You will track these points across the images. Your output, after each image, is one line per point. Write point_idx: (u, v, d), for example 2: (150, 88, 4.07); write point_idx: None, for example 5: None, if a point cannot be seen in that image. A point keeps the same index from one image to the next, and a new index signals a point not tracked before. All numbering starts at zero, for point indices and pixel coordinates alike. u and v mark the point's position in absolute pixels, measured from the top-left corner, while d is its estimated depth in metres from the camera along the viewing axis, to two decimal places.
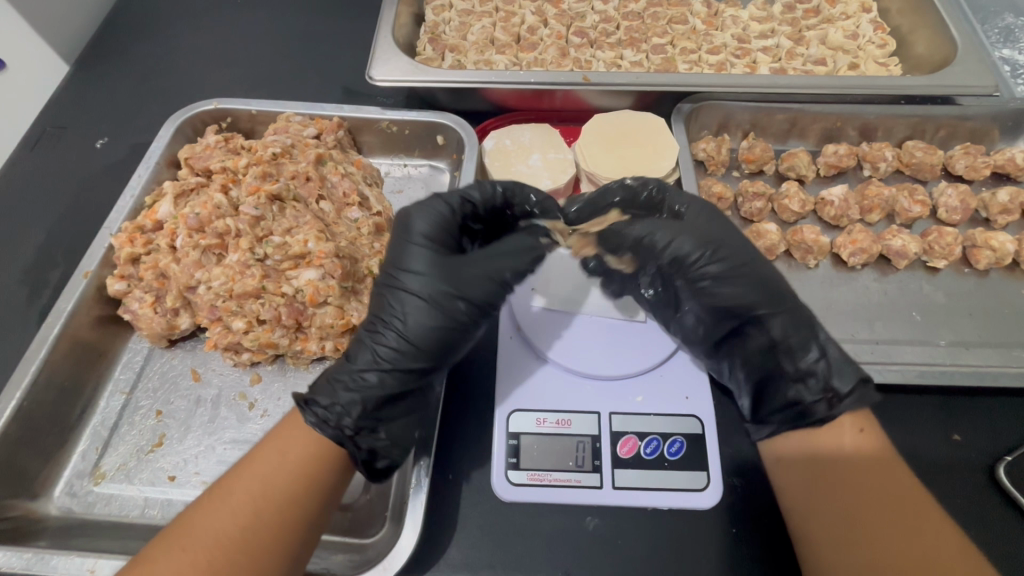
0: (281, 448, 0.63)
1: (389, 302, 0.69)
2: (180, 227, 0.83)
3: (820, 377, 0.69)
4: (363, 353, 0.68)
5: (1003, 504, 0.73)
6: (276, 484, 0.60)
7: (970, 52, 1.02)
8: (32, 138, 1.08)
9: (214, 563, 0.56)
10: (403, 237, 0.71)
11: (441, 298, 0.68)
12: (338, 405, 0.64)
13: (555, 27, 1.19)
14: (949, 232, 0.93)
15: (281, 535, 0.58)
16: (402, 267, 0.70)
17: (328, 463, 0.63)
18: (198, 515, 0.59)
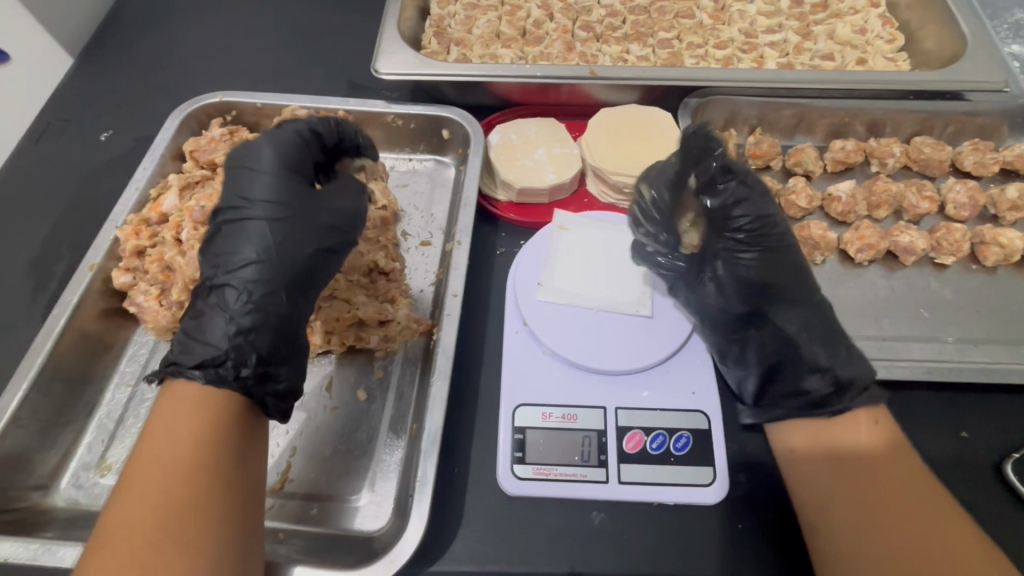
0: (172, 415, 0.57)
1: (233, 236, 0.67)
2: (186, 220, 0.85)
3: (802, 376, 0.73)
4: (219, 290, 0.65)
5: (1011, 501, 0.72)
6: (174, 452, 0.55)
7: (980, 47, 1.01)
8: (37, 131, 1.08)
9: (133, 552, 0.49)
10: (236, 175, 0.70)
11: (299, 220, 0.69)
12: (206, 344, 0.61)
13: (561, 21, 1.18)
14: (958, 228, 0.92)
15: (214, 450, 0.56)
16: (247, 203, 0.69)
17: (221, 416, 0.59)
18: (109, 516, 0.52)
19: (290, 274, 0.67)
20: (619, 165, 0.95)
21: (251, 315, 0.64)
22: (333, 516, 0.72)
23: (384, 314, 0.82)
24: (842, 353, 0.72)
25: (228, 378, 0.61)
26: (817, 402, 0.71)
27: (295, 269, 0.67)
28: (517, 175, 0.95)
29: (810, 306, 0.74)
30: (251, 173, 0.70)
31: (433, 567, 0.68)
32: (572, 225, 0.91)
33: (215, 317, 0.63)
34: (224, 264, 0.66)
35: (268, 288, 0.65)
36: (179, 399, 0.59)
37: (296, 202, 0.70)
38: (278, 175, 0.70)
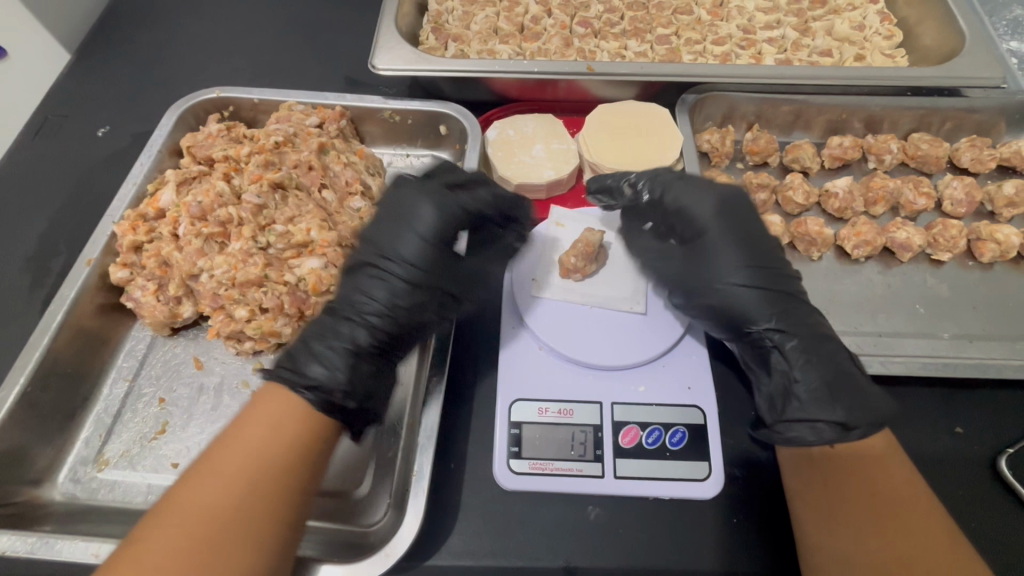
0: (275, 414, 0.60)
1: (370, 284, 0.71)
2: (182, 216, 0.83)
3: (797, 385, 0.69)
4: (346, 327, 0.68)
5: (1004, 495, 0.73)
6: (269, 451, 0.57)
7: (977, 44, 1.01)
8: (33, 126, 1.07)
9: (205, 537, 0.52)
10: (396, 227, 0.74)
11: (431, 288, 0.72)
12: (327, 368, 0.65)
13: (559, 17, 1.18)
14: (954, 225, 0.92)
15: (298, 465, 0.59)
16: (403, 248, 0.72)
17: (324, 435, 0.62)
18: (189, 491, 0.54)
19: (403, 328, 0.71)
20: (617, 161, 0.95)
21: (366, 357, 0.68)
22: (329, 510, 0.73)
23: None
24: (818, 357, 0.70)
25: (336, 407, 0.64)
26: (817, 429, 0.66)
27: (410, 323, 0.71)
28: (514, 171, 0.95)
29: (821, 331, 0.72)
30: (413, 229, 0.73)
31: (430, 560, 0.69)
32: (568, 220, 0.91)
33: (333, 348, 0.67)
34: (353, 305, 0.70)
35: (381, 335, 0.69)
36: (284, 399, 0.62)
37: (436, 263, 0.73)
38: (440, 238, 0.74)
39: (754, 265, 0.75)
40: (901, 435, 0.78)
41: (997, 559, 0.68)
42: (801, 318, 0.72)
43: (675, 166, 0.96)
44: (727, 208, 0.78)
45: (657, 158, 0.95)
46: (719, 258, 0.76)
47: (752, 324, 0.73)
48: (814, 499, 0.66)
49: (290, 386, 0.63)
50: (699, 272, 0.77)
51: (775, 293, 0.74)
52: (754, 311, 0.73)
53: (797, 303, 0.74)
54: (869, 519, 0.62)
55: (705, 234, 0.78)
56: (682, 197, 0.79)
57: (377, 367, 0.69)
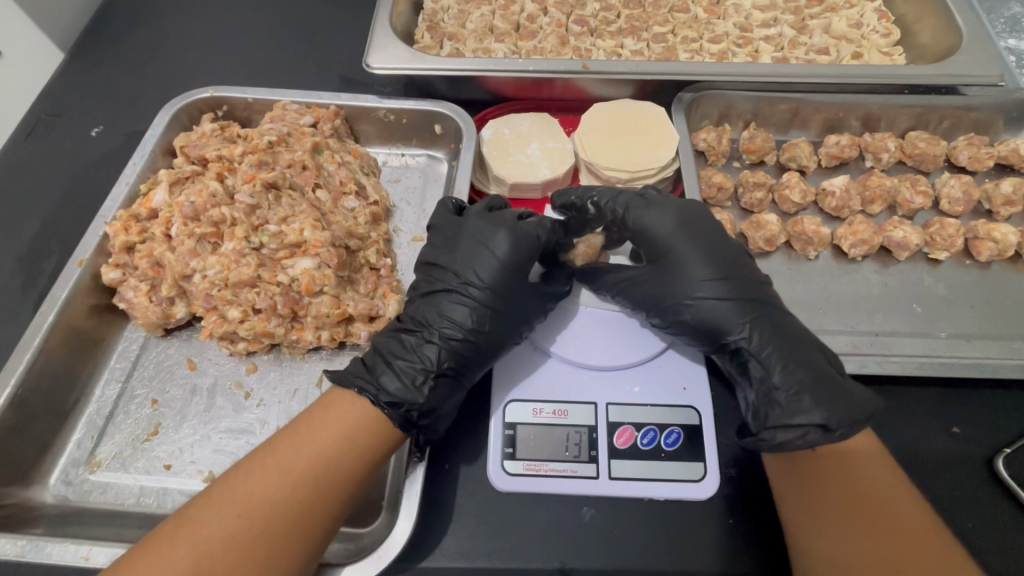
0: (346, 419, 0.65)
1: (448, 303, 0.74)
2: (175, 216, 0.83)
3: (777, 392, 0.68)
4: (424, 344, 0.71)
5: (1001, 495, 0.72)
6: (336, 454, 0.63)
7: (975, 41, 1.01)
8: (26, 126, 1.07)
9: (269, 529, 0.58)
10: (474, 250, 0.76)
11: (504, 313, 0.74)
12: (402, 383, 0.68)
13: (555, 15, 1.17)
14: (951, 223, 0.91)
15: (355, 477, 0.63)
16: (481, 271, 0.74)
17: (386, 445, 0.67)
18: (265, 463, 0.62)
19: (480, 354, 0.73)
20: (612, 160, 0.95)
21: (444, 379, 0.70)
22: None
23: (374, 310, 0.82)
24: (795, 358, 0.69)
25: (407, 424, 0.67)
26: (804, 435, 0.65)
27: (486, 348, 0.73)
28: (510, 170, 0.95)
29: (795, 334, 0.71)
30: (488, 254, 0.75)
31: (423, 562, 0.68)
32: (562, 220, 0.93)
33: (412, 365, 0.70)
34: (435, 326, 0.72)
35: (456, 359, 0.71)
36: (354, 403, 0.67)
37: (512, 293, 0.75)
38: (514, 266, 0.75)
39: (722, 274, 0.74)
40: (898, 435, 0.77)
41: (993, 560, 0.68)
42: (776, 323, 0.71)
43: (671, 165, 0.96)
44: (685, 220, 0.77)
45: (653, 157, 0.95)
46: (684, 274, 0.75)
47: (727, 333, 0.72)
48: (803, 500, 0.65)
49: (371, 398, 0.67)
50: (667, 289, 0.75)
51: (746, 301, 0.72)
52: (726, 321, 0.72)
53: (767, 304, 0.73)
54: (856, 519, 0.62)
55: (667, 251, 0.76)
56: (641, 215, 0.78)
57: (452, 388, 0.71)
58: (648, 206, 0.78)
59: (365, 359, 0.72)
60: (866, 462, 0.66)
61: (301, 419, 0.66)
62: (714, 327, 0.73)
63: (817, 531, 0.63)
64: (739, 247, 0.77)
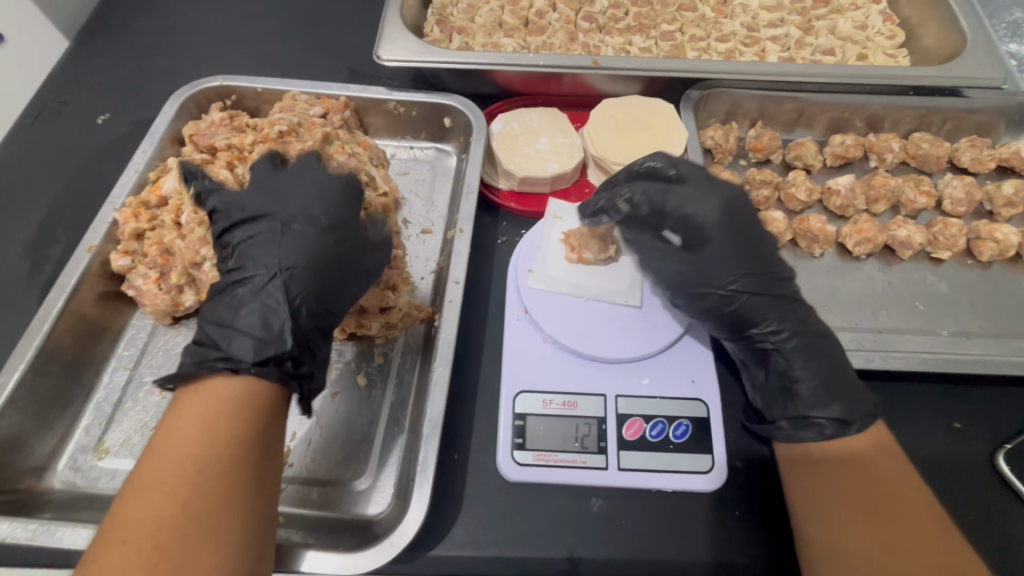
0: (211, 409, 0.57)
1: (278, 247, 0.70)
2: (185, 204, 0.83)
3: (802, 388, 0.71)
4: (265, 293, 0.67)
5: (1002, 490, 0.74)
6: (212, 447, 0.54)
7: (978, 44, 1.02)
8: (32, 113, 1.06)
9: (165, 552, 0.49)
10: (283, 187, 0.75)
11: (343, 239, 0.74)
12: (254, 338, 0.63)
13: (564, 11, 1.18)
14: (954, 223, 0.93)
15: (244, 462, 0.55)
16: (300, 212, 0.73)
17: (269, 417, 0.60)
18: (138, 489, 0.52)
19: (332, 288, 0.71)
20: (621, 155, 0.95)
21: (295, 318, 0.67)
22: (334, 501, 0.73)
23: (385, 301, 0.81)
24: (815, 356, 0.72)
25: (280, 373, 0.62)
26: (819, 430, 0.68)
27: (335, 277, 0.71)
28: (519, 163, 0.95)
29: (789, 296, 0.76)
30: (307, 194, 0.74)
31: (434, 551, 0.68)
32: (566, 214, 0.91)
33: (257, 312, 0.65)
34: (268, 264, 0.69)
35: (303, 296, 0.68)
36: (212, 391, 0.59)
37: (347, 218, 0.75)
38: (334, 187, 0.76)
39: (754, 266, 0.77)
40: (901, 430, 0.79)
41: (998, 552, 0.69)
42: (801, 318, 0.75)
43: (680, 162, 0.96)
44: (729, 210, 0.78)
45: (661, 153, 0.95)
46: (724, 253, 0.77)
47: (753, 323, 0.76)
48: (806, 488, 0.67)
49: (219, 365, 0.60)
50: (705, 270, 0.78)
51: (757, 293, 0.76)
52: (739, 309, 0.76)
53: (796, 304, 0.76)
54: (857, 508, 0.63)
55: (711, 236, 0.78)
56: (686, 205, 0.78)
57: (305, 323, 0.68)
58: (695, 194, 0.78)
59: (205, 326, 0.65)
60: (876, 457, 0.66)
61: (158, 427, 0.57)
62: (738, 312, 0.76)
63: (813, 517, 0.65)
64: (758, 232, 0.79)
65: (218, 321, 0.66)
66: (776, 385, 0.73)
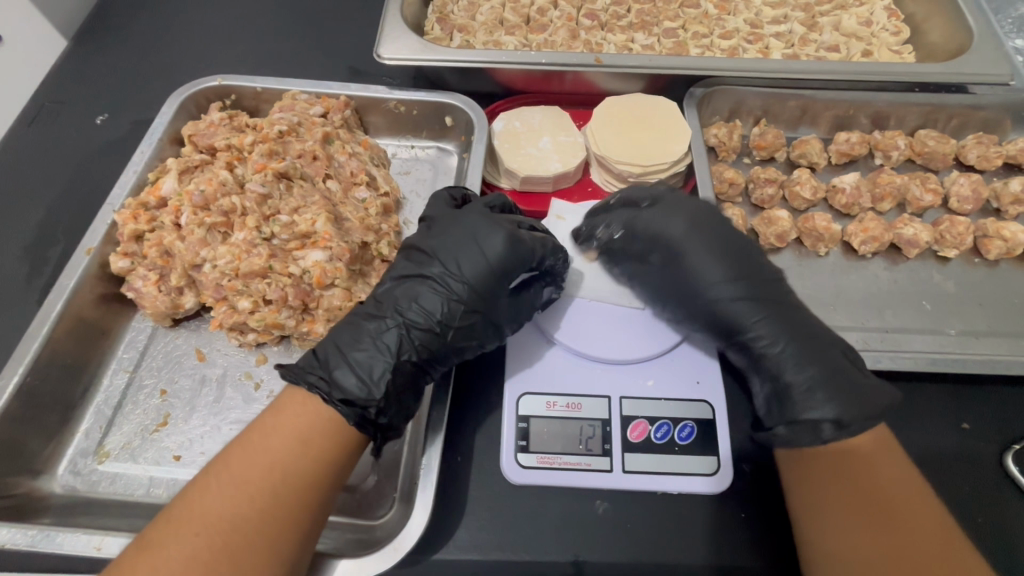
0: (299, 424, 0.62)
1: (418, 294, 0.70)
2: (184, 205, 0.82)
3: (796, 394, 0.69)
4: (389, 333, 0.68)
5: (1011, 491, 0.73)
6: (292, 462, 0.59)
7: (985, 40, 1.01)
8: (29, 114, 1.05)
9: (227, 546, 0.55)
10: (463, 244, 0.72)
11: (473, 308, 0.70)
12: (358, 379, 0.65)
13: (566, 9, 1.17)
14: (961, 221, 0.92)
15: (315, 482, 0.60)
16: (457, 270, 0.71)
17: (350, 449, 0.63)
18: (214, 484, 0.58)
19: (444, 351, 0.70)
20: (625, 153, 0.93)
21: (400, 367, 0.67)
22: (337, 504, 0.72)
23: None
24: (813, 361, 0.69)
25: (366, 423, 0.64)
26: (819, 431, 0.66)
27: (450, 345, 0.70)
28: (521, 163, 0.94)
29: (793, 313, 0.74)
30: (476, 250, 0.71)
31: (437, 555, 0.68)
32: (569, 214, 0.90)
33: (373, 354, 0.66)
34: (407, 313, 0.69)
35: (414, 353, 0.68)
36: (306, 407, 0.63)
37: (493, 295, 0.71)
38: (499, 270, 0.71)
39: (744, 271, 0.75)
40: (909, 430, 0.78)
41: (1008, 553, 0.68)
42: (788, 319, 0.72)
43: (684, 160, 0.95)
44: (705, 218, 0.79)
45: (665, 151, 0.94)
46: (708, 261, 0.76)
47: (742, 327, 0.73)
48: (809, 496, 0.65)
49: (323, 392, 0.63)
50: (694, 276, 0.77)
51: (744, 296, 0.74)
52: (721, 310, 0.74)
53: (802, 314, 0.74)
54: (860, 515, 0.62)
55: (679, 246, 0.77)
56: (654, 219, 0.80)
57: (407, 377, 0.68)
58: (669, 208, 0.79)
59: (327, 344, 0.67)
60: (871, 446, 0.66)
61: (252, 427, 0.62)
62: (727, 319, 0.74)
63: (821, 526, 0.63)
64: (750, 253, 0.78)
65: (338, 344, 0.68)
66: (776, 392, 0.71)
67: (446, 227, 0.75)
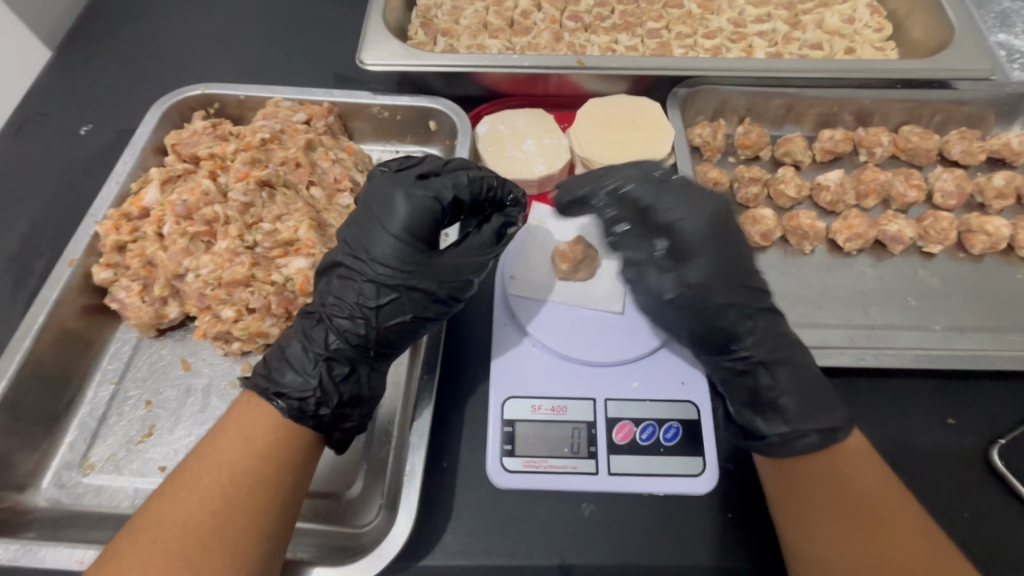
0: (250, 425, 0.62)
1: (339, 284, 0.69)
2: (167, 215, 0.82)
3: (777, 409, 0.69)
4: (320, 328, 0.68)
5: (998, 486, 0.73)
6: (243, 462, 0.60)
7: (966, 36, 1.01)
8: (12, 125, 1.05)
9: (184, 552, 0.54)
10: (367, 224, 0.69)
11: (399, 282, 0.68)
12: (294, 374, 0.65)
13: (549, 11, 1.17)
14: (945, 217, 0.92)
15: (269, 481, 0.60)
16: (368, 250, 0.68)
17: (298, 439, 0.64)
18: (171, 493, 0.58)
19: (378, 331, 0.68)
20: (608, 155, 0.93)
21: (335, 356, 0.68)
22: (322, 512, 0.72)
23: None
24: (799, 368, 0.70)
25: (308, 414, 0.64)
26: (803, 432, 0.66)
27: (383, 324, 0.68)
28: (505, 166, 0.94)
29: (768, 304, 0.74)
30: (382, 228, 0.68)
31: (422, 561, 0.68)
32: (549, 219, 0.89)
33: (304, 348, 0.68)
34: (328, 306, 0.69)
35: (343, 340, 0.68)
36: (256, 410, 0.64)
37: (417, 263, 0.68)
38: (409, 239, 0.68)
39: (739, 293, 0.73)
40: (894, 427, 0.78)
41: (994, 548, 0.69)
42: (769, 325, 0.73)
43: (667, 160, 0.95)
44: (718, 223, 0.73)
45: (648, 152, 0.94)
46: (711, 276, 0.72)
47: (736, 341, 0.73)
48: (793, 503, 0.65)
49: (263, 393, 0.64)
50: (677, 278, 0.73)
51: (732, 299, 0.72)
52: (715, 301, 0.72)
53: (775, 316, 0.74)
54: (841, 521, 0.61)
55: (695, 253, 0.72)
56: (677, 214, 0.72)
57: (347, 366, 0.68)
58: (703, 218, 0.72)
59: (268, 352, 0.69)
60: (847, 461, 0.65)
61: (207, 434, 0.63)
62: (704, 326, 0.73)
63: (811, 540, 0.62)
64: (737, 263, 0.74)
65: (277, 348, 0.69)
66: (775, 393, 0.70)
67: (354, 211, 0.72)
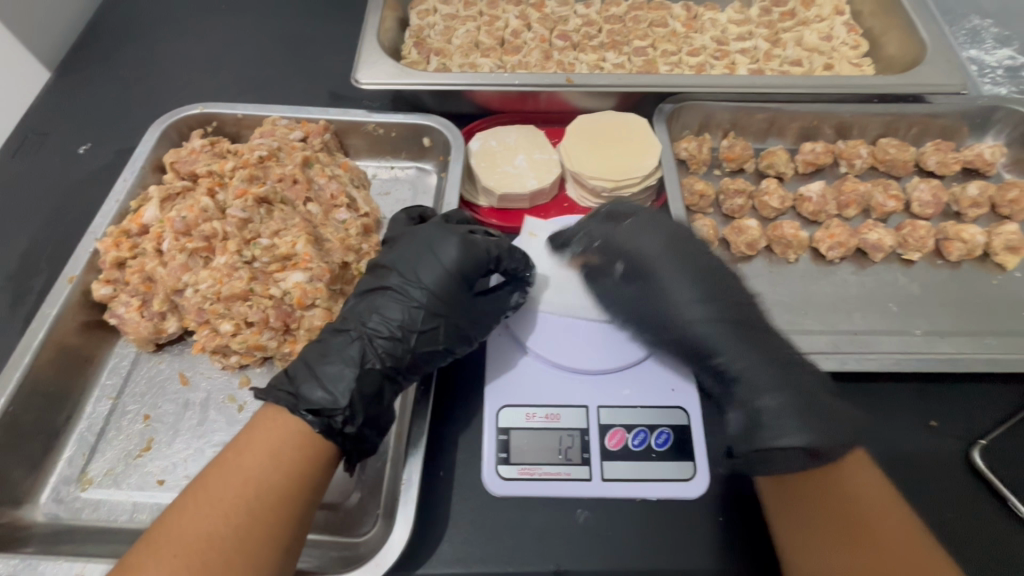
0: (275, 440, 0.63)
1: (381, 304, 0.74)
2: (166, 231, 0.84)
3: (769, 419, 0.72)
4: (356, 344, 0.70)
5: (980, 486, 0.75)
6: (267, 477, 0.61)
7: (938, 52, 1.06)
8: (12, 146, 1.07)
9: (204, 565, 0.55)
10: (417, 255, 0.76)
11: (435, 315, 0.74)
12: (325, 391, 0.67)
13: (538, 31, 1.21)
14: (922, 225, 0.95)
15: (291, 496, 0.61)
16: (415, 278, 0.75)
17: (321, 456, 0.65)
18: (193, 505, 0.59)
19: (410, 356, 0.73)
20: (598, 169, 0.96)
21: (368, 372, 0.70)
22: (320, 523, 0.73)
23: None
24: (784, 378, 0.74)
25: (336, 431, 0.65)
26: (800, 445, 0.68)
27: (414, 352, 0.73)
28: (497, 180, 0.97)
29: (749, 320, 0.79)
30: (433, 261, 0.75)
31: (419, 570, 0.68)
32: (541, 231, 0.93)
33: (337, 365, 0.69)
34: (370, 324, 0.72)
35: (380, 359, 0.71)
36: (282, 425, 0.65)
37: (456, 299, 0.75)
38: (454, 274, 0.75)
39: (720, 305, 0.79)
40: (879, 429, 0.80)
41: (978, 547, 0.70)
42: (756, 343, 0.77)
43: (654, 174, 0.98)
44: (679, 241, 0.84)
45: (636, 166, 0.96)
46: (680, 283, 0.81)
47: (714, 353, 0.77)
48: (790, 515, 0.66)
49: (292, 407, 0.65)
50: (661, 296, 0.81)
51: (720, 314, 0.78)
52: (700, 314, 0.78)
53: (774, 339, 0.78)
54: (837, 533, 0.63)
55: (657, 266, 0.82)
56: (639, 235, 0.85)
57: (379, 386, 0.70)
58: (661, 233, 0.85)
59: (295, 364, 0.70)
60: (851, 469, 0.67)
61: (227, 447, 0.64)
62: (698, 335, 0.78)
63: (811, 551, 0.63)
64: (712, 265, 0.83)
65: (305, 362, 0.70)
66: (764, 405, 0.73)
67: (403, 242, 0.79)
